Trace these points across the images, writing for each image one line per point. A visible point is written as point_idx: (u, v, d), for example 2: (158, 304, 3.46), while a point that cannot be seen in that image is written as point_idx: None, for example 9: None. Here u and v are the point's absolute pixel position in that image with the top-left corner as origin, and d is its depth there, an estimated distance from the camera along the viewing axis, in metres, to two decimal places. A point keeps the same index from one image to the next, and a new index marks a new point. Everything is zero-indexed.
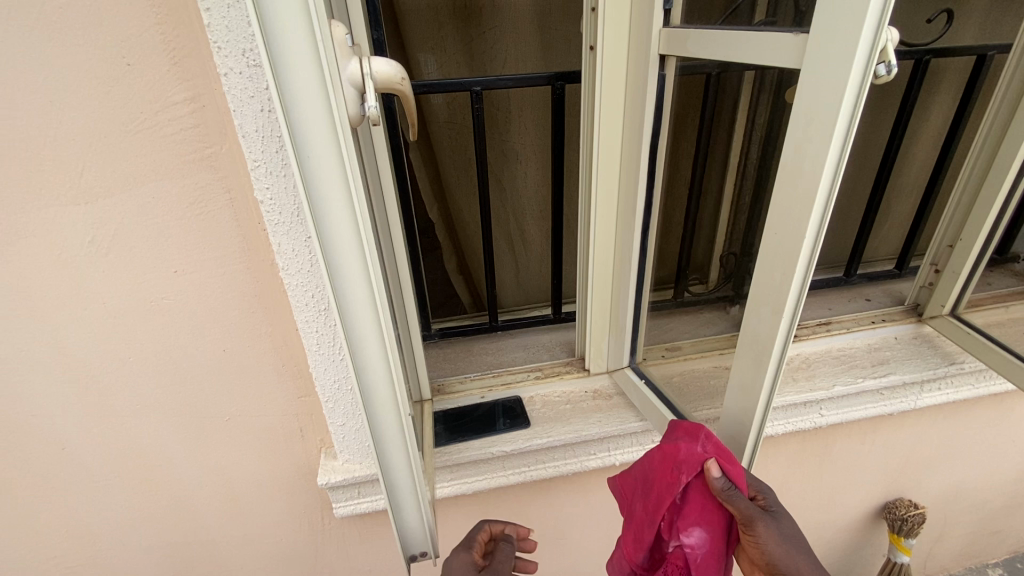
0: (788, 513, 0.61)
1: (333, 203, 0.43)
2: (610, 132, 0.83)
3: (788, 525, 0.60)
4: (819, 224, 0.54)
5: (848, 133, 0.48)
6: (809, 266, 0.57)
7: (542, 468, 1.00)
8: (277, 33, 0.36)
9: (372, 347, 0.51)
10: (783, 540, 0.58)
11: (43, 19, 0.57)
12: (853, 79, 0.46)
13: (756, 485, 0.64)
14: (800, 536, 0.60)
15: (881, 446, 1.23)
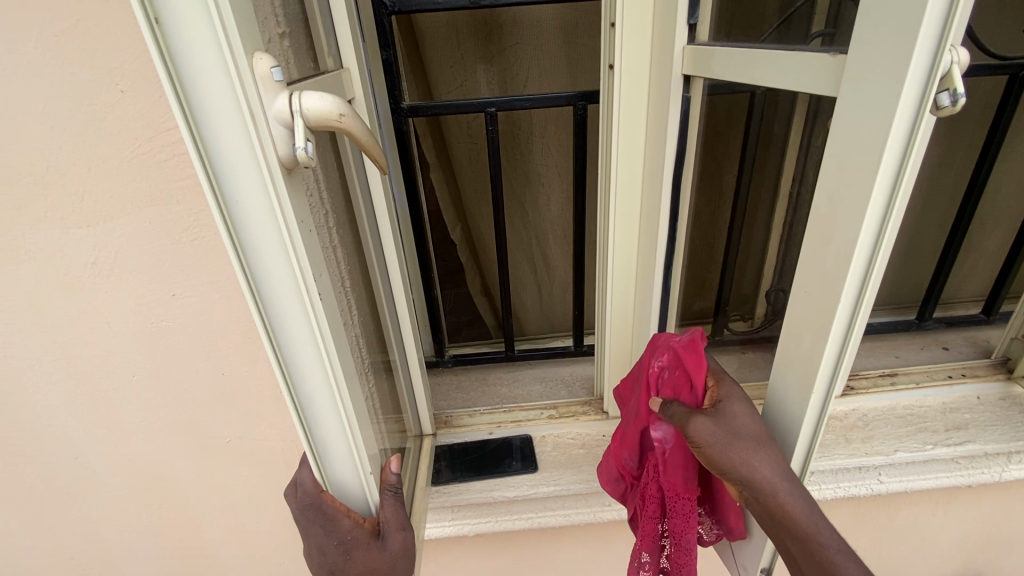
0: (743, 406, 0.54)
1: (266, 249, 0.38)
2: (629, 155, 0.75)
3: (743, 425, 0.52)
4: (859, 292, 0.44)
5: (896, 181, 0.39)
6: (848, 336, 0.46)
7: (551, 516, 0.91)
8: (191, 75, 0.32)
9: (323, 403, 0.47)
10: (722, 440, 0.51)
11: (42, 45, 0.58)
12: (906, 113, 0.36)
13: (719, 375, 0.59)
14: (754, 432, 0.52)
15: (956, 520, 1.05)
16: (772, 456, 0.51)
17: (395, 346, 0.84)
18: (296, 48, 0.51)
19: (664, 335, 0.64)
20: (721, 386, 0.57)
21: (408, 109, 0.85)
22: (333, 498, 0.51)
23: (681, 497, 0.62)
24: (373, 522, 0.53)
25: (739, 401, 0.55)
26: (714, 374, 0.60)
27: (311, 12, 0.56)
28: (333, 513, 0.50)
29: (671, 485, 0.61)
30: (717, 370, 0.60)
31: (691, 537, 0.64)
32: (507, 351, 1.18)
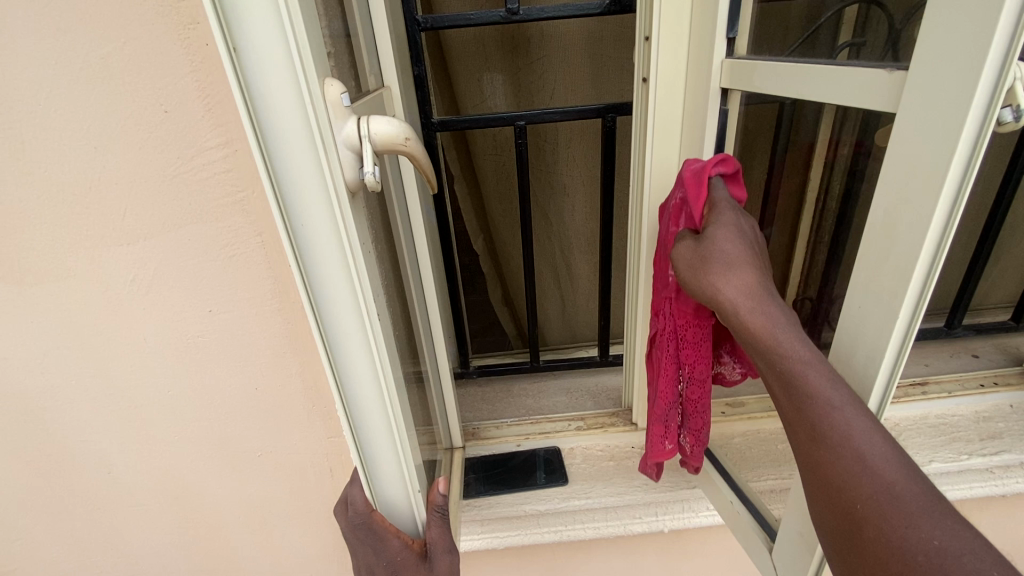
0: (728, 231, 0.53)
1: (329, 270, 0.40)
2: (663, 167, 0.75)
3: (722, 249, 0.52)
4: (915, 308, 0.43)
5: (959, 194, 0.38)
6: (901, 354, 0.45)
7: (581, 529, 0.90)
8: (266, 103, 0.33)
9: (376, 423, 0.47)
10: (692, 265, 0.54)
11: (90, 66, 0.59)
12: (970, 126, 0.36)
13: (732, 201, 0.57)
14: (731, 255, 0.51)
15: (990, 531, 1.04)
16: (743, 280, 0.50)
17: (428, 358, 0.84)
18: (340, 65, 0.51)
19: (686, 164, 0.64)
20: (716, 210, 0.56)
21: (438, 123, 0.86)
22: (382, 518, 0.51)
23: (691, 325, 0.63)
24: (419, 543, 0.52)
25: (729, 223, 0.54)
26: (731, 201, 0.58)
27: (353, 30, 0.56)
28: (382, 534, 0.50)
29: (683, 313, 0.63)
30: (723, 193, 0.57)
31: (703, 368, 0.65)
32: (533, 361, 1.17)
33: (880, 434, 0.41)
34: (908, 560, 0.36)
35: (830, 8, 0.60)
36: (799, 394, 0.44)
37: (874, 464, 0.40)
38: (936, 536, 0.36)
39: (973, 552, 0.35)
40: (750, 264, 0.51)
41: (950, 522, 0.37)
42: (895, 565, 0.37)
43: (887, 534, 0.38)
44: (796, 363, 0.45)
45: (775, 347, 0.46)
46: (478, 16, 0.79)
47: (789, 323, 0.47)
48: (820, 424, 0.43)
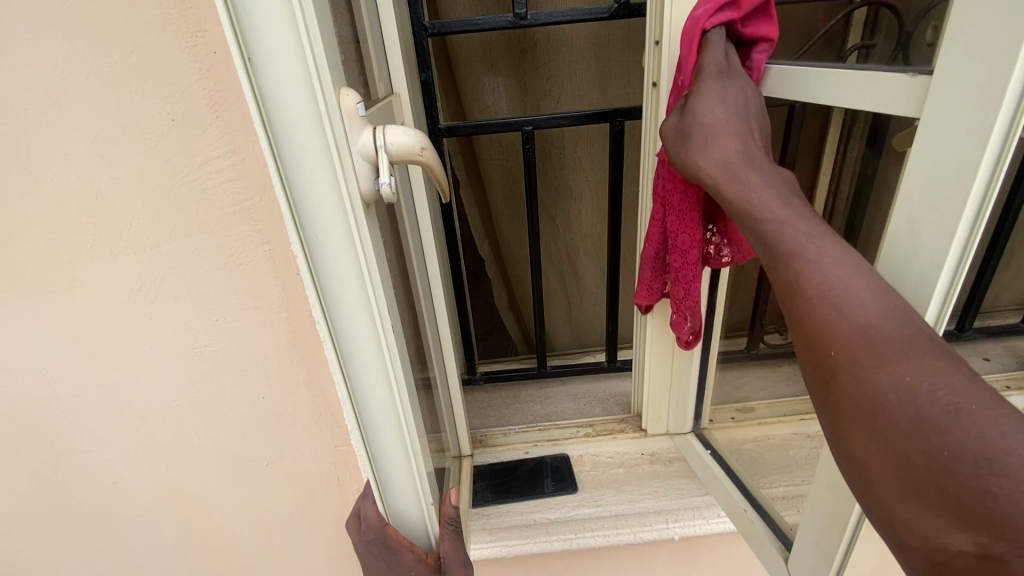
0: (711, 101, 0.54)
1: (345, 283, 0.39)
2: None
3: (704, 122, 0.54)
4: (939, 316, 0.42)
5: (987, 194, 0.38)
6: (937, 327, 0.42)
7: (591, 538, 0.87)
8: (281, 113, 0.33)
9: (390, 438, 0.46)
10: (678, 145, 0.57)
11: (96, 75, 0.58)
12: (999, 125, 0.35)
13: (725, 64, 0.56)
14: (714, 127, 0.53)
15: None
16: (726, 147, 0.52)
17: (436, 365, 0.83)
18: (350, 72, 0.50)
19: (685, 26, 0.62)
20: (702, 79, 0.56)
21: (446, 129, 0.86)
22: (397, 532, 0.50)
23: (677, 192, 0.64)
24: (433, 557, 0.52)
25: (710, 90, 0.55)
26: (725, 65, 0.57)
27: (362, 35, 0.55)
28: (396, 549, 0.49)
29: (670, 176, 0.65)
30: (712, 57, 0.56)
31: (689, 235, 0.65)
32: (540, 367, 1.17)
33: (861, 281, 0.40)
34: (879, 403, 0.36)
35: (840, 11, 0.63)
36: (772, 248, 0.45)
37: (853, 311, 0.39)
38: (912, 375, 0.35)
39: (952, 387, 0.34)
40: (733, 133, 0.52)
41: (931, 361, 0.35)
42: (866, 409, 0.37)
43: (862, 379, 0.37)
44: (768, 217, 0.46)
45: (747, 206, 0.48)
46: (485, 21, 0.79)
47: (766, 180, 0.48)
48: (797, 274, 0.42)
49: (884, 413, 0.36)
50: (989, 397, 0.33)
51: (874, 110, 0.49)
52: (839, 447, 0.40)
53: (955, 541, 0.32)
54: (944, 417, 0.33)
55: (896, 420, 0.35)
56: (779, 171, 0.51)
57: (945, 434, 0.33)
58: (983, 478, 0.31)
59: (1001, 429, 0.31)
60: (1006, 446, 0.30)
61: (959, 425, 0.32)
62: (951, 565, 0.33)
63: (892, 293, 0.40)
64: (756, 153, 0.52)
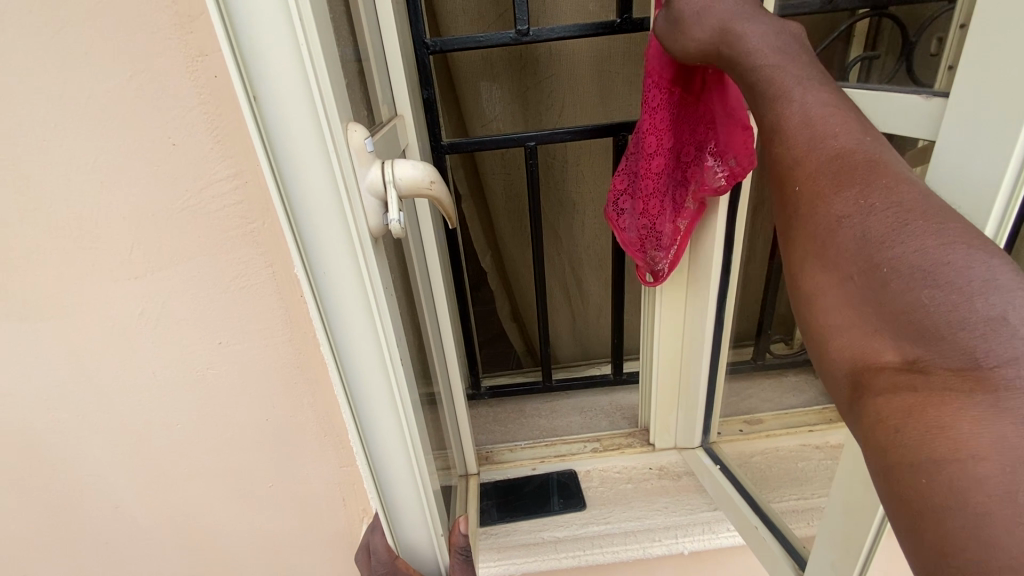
0: None
1: (352, 320, 0.38)
2: None
3: (687, 0, 0.50)
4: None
5: (1004, 221, 0.38)
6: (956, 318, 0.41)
7: (599, 554, 0.86)
8: (287, 150, 0.33)
9: (400, 471, 0.46)
10: (667, 32, 0.53)
11: (95, 100, 0.57)
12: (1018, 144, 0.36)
13: None
14: (699, 1, 0.49)
15: None
16: (718, 17, 0.48)
17: (442, 382, 0.82)
18: (353, 95, 0.49)
19: None
20: None
21: (448, 145, 0.85)
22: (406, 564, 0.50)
23: (653, 98, 0.63)
24: None
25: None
26: None
27: (364, 55, 0.55)
28: None
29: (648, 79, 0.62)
30: None
31: (659, 145, 0.65)
32: (544, 381, 1.15)
33: (839, 119, 0.40)
34: (833, 227, 0.37)
35: (844, 21, 0.63)
36: (761, 93, 0.44)
37: (825, 144, 0.39)
38: (865, 199, 0.35)
39: (900, 206, 0.34)
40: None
41: (886, 185, 0.35)
42: (822, 233, 0.37)
43: (823, 209, 0.38)
44: (759, 65, 0.44)
45: (748, 61, 0.45)
46: (488, 38, 0.78)
47: (765, 33, 0.45)
48: (779, 117, 0.42)
49: (836, 239, 0.36)
50: (941, 215, 0.33)
51: (881, 129, 0.49)
52: (797, 287, 0.40)
53: (885, 354, 0.33)
54: (887, 234, 0.34)
55: (844, 244, 0.36)
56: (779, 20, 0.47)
57: (886, 251, 0.33)
58: (915, 289, 0.31)
59: (940, 243, 0.31)
60: (938, 258, 0.31)
61: (899, 242, 0.33)
62: (877, 377, 0.34)
63: (868, 129, 0.39)
64: (750, 7, 0.48)
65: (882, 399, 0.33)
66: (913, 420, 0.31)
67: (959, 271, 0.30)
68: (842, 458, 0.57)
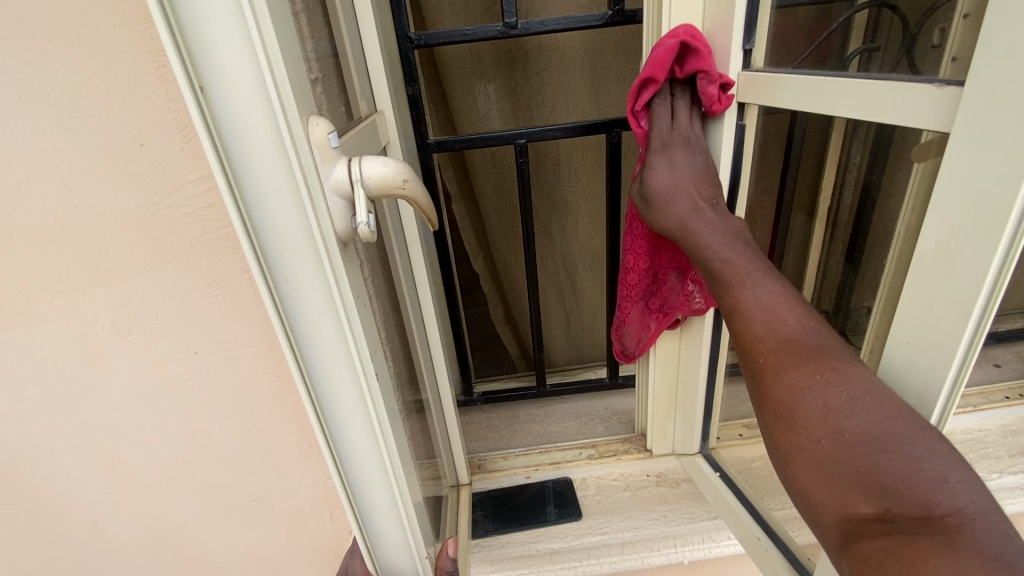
0: (659, 175, 0.69)
1: (321, 329, 0.36)
2: None
3: (657, 193, 0.69)
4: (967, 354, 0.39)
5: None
6: (985, 316, 0.38)
7: (595, 565, 0.81)
8: (241, 148, 0.31)
9: (377, 488, 0.43)
10: (643, 208, 0.72)
11: (55, 99, 0.54)
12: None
13: (671, 134, 0.69)
14: (664, 197, 0.68)
15: None
16: (675, 215, 0.66)
17: (429, 388, 0.79)
18: (328, 92, 0.46)
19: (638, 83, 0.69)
20: (653, 153, 0.69)
21: (435, 143, 0.82)
22: None
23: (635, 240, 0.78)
24: None
25: (661, 159, 0.68)
26: (668, 133, 0.69)
27: (341, 50, 0.52)
28: None
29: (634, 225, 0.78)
30: (658, 128, 0.69)
31: (634, 278, 0.80)
32: (539, 386, 1.13)
33: (783, 306, 0.50)
34: (798, 398, 0.44)
35: (841, 13, 0.59)
36: (710, 274, 0.59)
37: (779, 327, 0.48)
38: (819, 375, 0.43)
39: (848, 381, 0.42)
40: (677, 198, 0.67)
41: (830, 365, 0.43)
42: (789, 402, 0.44)
43: (787, 381, 0.45)
44: (714, 257, 0.59)
45: (698, 250, 0.62)
46: (475, 31, 0.75)
47: (708, 230, 0.63)
48: (736, 301, 0.53)
49: (801, 406, 0.43)
50: (880, 390, 0.41)
51: (886, 123, 0.46)
52: (777, 445, 0.46)
53: (862, 506, 0.39)
54: (844, 405, 0.41)
55: (809, 412, 0.43)
56: (725, 217, 0.65)
57: (845, 420, 0.40)
58: (875, 455, 0.38)
59: (883, 414, 0.39)
60: (888, 428, 0.38)
61: (853, 413, 0.40)
62: (861, 530, 0.39)
63: (812, 315, 0.49)
64: (701, 206, 0.66)
65: (867, 543, 0.38)
66: (894, 560, 0.36)
67: (907, 440, 0.37)
68: None
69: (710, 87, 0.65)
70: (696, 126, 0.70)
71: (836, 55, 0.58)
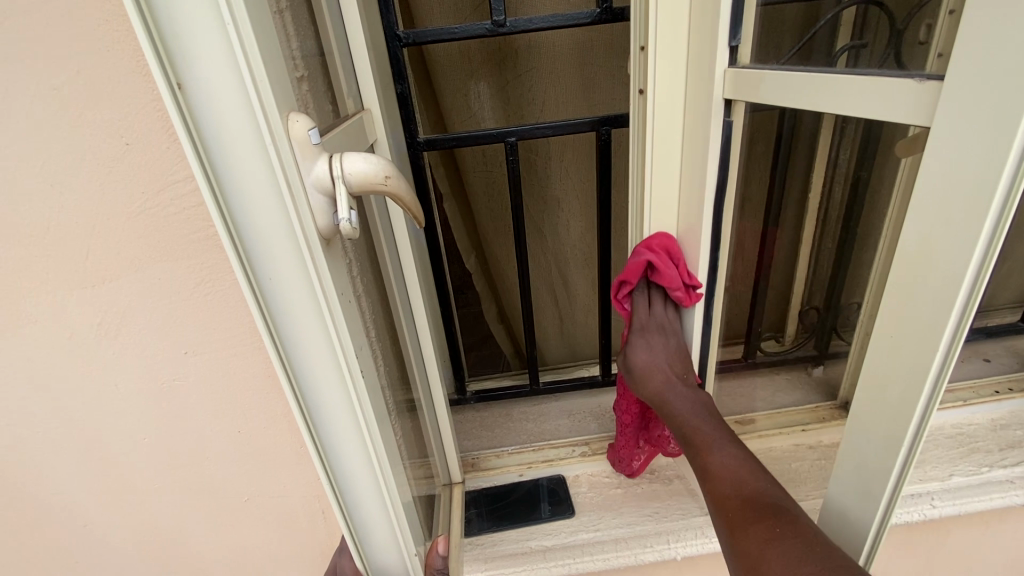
0: (640, 353, 0.77)
1: (307, 328, 0.36)
2: (662, 170, 0.74)
3: (639, 368, 0.77)
4: (950, 348, 0.39)
5: (1009, 200, 0.34)
6: (971, 306, 0.37)
7: (588, 562, 0.82)
8: (221, 148, 0.31)
9: (366, 488, 0.43)
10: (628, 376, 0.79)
11: (40, 99, 0.54)
12: (1010, 154, 0.32)
13: (649, 320, 0.79)
14: (649, 368, 0.76)
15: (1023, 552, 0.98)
16: (657, 387, 0.74)
17: (420, 386, 0.79)
18: (315, 90, 0.46)
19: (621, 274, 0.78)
20: (635, 333, 0.78)
21: (425, 142, 0.82)
22: None
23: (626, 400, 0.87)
24: None
25: (640, 341, 0.78)
26: (646, 320, 0.79)
27: (328, 48, 0.52)
28: None
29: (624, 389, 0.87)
30: (639, 312, 0.79)
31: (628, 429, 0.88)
32: (532, 384, 1.13)
33: (753, 476, 0.57)
34: (762, 552, 0.48)
35: (828, 11, 0.60)
36: (689, 443, 0.66)
37: (747, 488, 0.56)
38: (779, 531, 0.48)
39: (805, 536, 0.47)
40: (657, 372, 0.75)
41: (790, 521, 0.49)
42: (755, 554, 0.48)
43: (756, 532, 0.50)
44: (686, 426, 0.68)
45: (677, 427, 0.69)
46: (463, 29, 0.75)
47: (686, 408, 0.71)
48: (708, 466, 0.61)
49: (766, 560, 0.47)
50: (833, 551, 0.45)
51: (869, 117, 0.46)
52: None
53: None
54: (800, 557, 0.45)
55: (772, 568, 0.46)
56: (696, 392, 0.74)
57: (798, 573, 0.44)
58: None
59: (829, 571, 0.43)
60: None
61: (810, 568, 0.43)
62: None
63: (778, 485, 0.56)
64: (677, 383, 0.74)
65: None
66: None
67: None
68: (837, 466, 0.54)
69: (678, 291, 0.75)
70: (672, 313, 0.80)
71: (822, 52, 0.59)
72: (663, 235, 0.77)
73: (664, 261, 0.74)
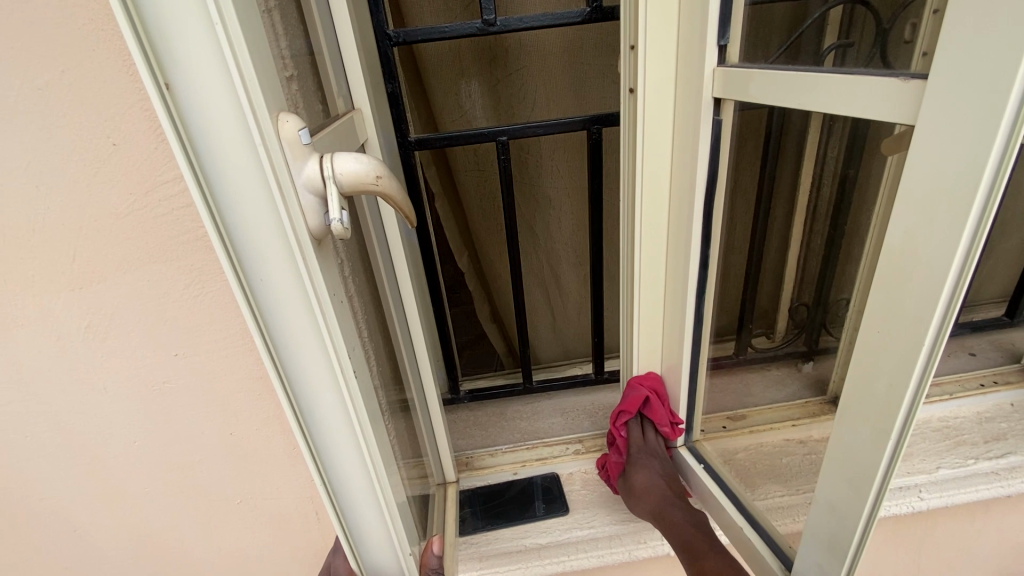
0: (641, 472, 0.83)
1: (298, 330, 0.36)
2: (653, 168, 0.75)
3: (641, 486, 0.81)
4: (935, 343, 0.40)
5: (992, 193, 0.34)
6: (956, 297, 0.38)
7: (584, 559, 0.82)
8: (212, 152, 0.31)
9: (360, 489, 0.43)
10: (629, 495, 0.83)
11: (24, 99, 0.53)
12: (993, 149, 0.33)
13: (644, 449, 0.87)
14: (650, 485, 0.81)
15: (1009, 543, 1.00)
16: (655, 501, 0.79)
17: (413, 385, 0.78)
18: (305, 90, 0.46)
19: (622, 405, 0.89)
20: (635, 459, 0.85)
21: (416, 141, 0.82)
22: None
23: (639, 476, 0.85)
24: None
25: (638, 460, 0.85)
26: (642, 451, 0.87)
27: (317, 48, 0.51)
28: None
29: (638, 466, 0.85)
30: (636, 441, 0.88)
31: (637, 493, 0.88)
32: (525, 382, 1.14)
33: None
34: None
35: (816, 9, 0.59)
36: (690, 552, 0.70)
37: None
38: None
39: None
40: (657, 490, 0.80)
41: None
42: None
43: None
44: (686, 539, 0.72)
45: (676, 537, 0.73)
46: (453, 29, 0.75)
47: (684, 522, 0.75)
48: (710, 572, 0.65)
49: None
50: None
51: (854, 115, 0.47)
52: None
53: None
54: None
55: None
56: (692, 512, 0.78)
57: None
58: None
59: None
60: None
61: None
62: None
63: None
64: (675, 500, 0.79)
65: None
66: None
67: None
68: (827, 460, 0.55)
69: (665, 428, 0.88)
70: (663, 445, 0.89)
71: (810, 51, 0.59)
72: (654, 377, 0.91)
73: (657, 400, 0.88)
